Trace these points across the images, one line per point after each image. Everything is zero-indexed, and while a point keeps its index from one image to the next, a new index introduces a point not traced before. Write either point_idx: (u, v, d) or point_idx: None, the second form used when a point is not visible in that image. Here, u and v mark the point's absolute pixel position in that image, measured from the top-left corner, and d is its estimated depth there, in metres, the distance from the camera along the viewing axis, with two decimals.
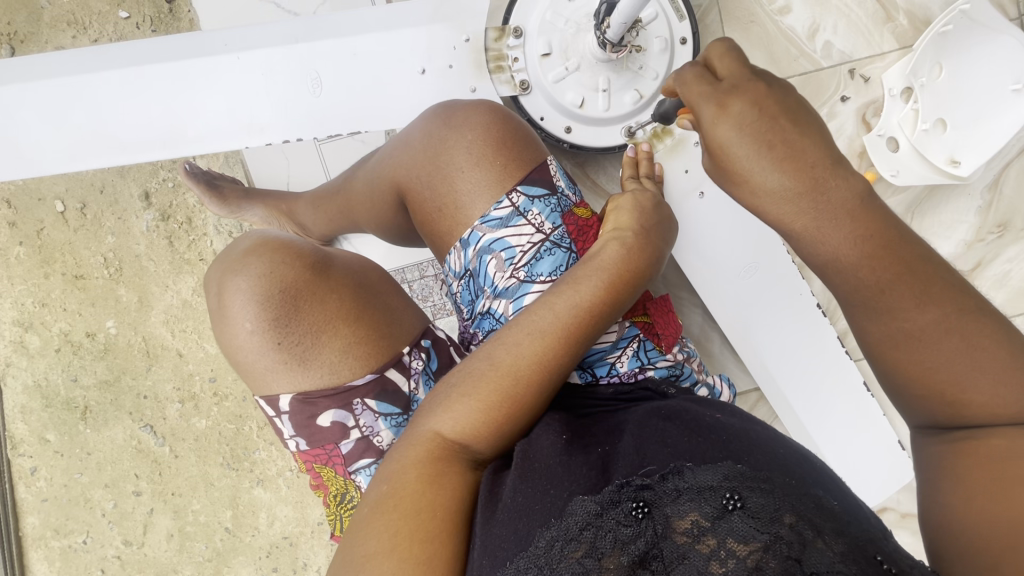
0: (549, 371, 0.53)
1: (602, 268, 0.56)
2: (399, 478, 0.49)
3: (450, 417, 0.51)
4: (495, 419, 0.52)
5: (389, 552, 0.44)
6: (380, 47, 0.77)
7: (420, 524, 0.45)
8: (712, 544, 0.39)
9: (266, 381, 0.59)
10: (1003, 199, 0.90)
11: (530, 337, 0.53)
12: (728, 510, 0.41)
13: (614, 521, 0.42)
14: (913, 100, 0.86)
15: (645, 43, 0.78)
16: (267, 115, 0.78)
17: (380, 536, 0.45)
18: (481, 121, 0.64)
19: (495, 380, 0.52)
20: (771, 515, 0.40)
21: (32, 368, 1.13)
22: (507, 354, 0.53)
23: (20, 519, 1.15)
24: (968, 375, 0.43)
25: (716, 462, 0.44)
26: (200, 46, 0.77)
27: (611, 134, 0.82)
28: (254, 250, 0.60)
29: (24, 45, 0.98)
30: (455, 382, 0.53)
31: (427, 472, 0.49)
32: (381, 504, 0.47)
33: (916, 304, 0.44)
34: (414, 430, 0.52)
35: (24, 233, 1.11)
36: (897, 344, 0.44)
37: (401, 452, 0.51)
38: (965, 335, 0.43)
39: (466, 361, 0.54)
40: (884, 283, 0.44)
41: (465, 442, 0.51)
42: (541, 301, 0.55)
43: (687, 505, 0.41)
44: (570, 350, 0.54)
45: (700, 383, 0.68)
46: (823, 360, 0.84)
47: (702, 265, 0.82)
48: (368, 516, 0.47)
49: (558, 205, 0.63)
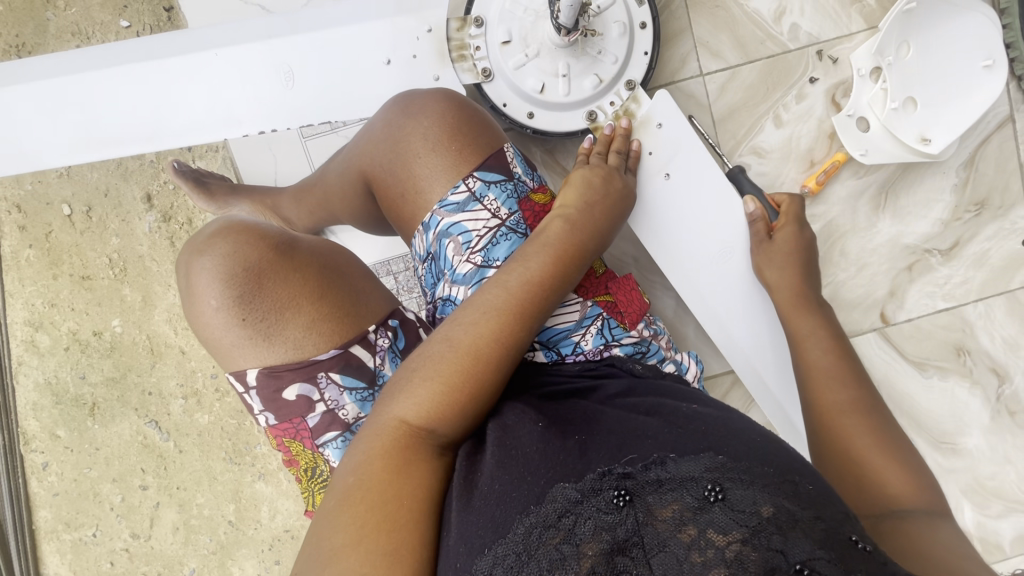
0: (506, 346, 0.54)
1: (548, 243, 0.59)
2: (366, 469, 0.48)
3: (412, 402, 0.51)
4: (454, 399, 0.52)
5: (354, 545, 0.43)
6: (351, 45, 0.80)
7: (382, 513, 0.45)
8: (692, 534, 0.40)
9: (233, 357, 0.61)
10: (980, 177, 0.88)
11: (484, 316, 0.54)
12: (710, 501, 0.41)
13: (594, 508, 0.42)
14: (882, 80, 0.83)
15: (603, 27, 0.80)
16: (245, 109, 0.81)
17: (346, 529, 0.44)
18: (440, 108, 0.66)
19: (455, 360, 0.53)
20: (750, 507, 0.40)
21: (44, 366, 1.18)
22: (464, 334, 0.54)
23: (34, 513, 1.20)
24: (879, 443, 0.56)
25: (697, 454, 0.44)
26: (181, 45, 0.80)
27: (574, 119, 0.83)
28: (220, 233, 0.62)
29: (31, 55, 1.03)
30: (416, 364, 0.54)
31: (394, 462, 0.48)
32: (348, 496, 0.46)
33: (844, 383, 0.62)
34: (378, 417, 0.52)
35: (34, 235, 1.16)
36: (830, 411, 0.60)
37: (367, 441, 0.50)
38: (873, 418, 0.58)
39: (427, 346, 0.55)
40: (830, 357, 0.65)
41: (430, 427, 0.51)
42: (498, 281, 0.56)
43: (668, 495, 0.42)
44: (524, 325, 0.55)
45: (667, 360, 0.69)
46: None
47: (675, 251, 0.83)
48: (334, 510, 0.46)
49: (514, 190, 0.64)
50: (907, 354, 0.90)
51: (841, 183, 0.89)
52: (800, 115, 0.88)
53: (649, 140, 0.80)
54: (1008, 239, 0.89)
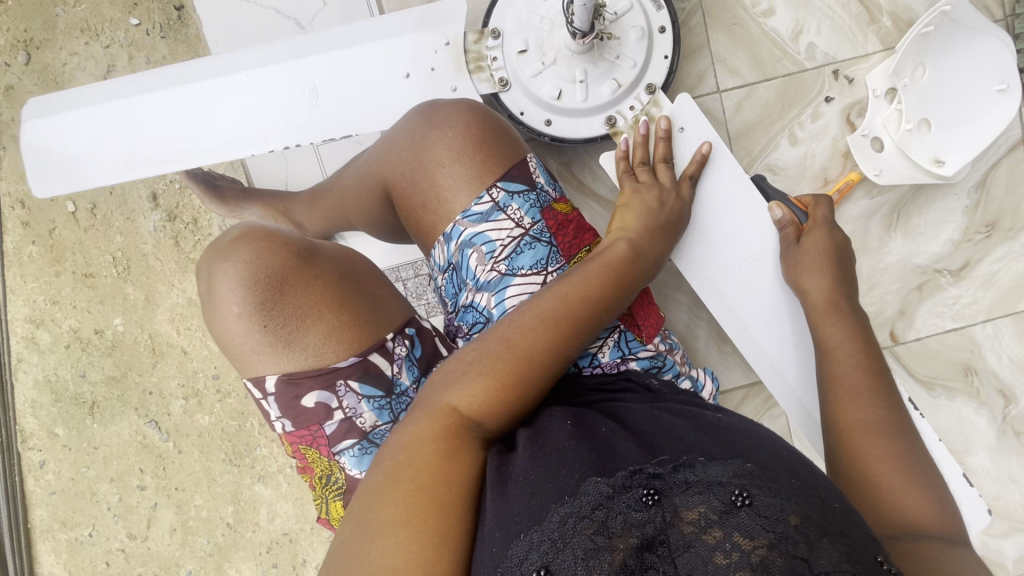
0: (563, 351, 0.55)
1: (608, 260, 0.60)
2: (417, 450, 0.48)
3: (467, 392, 0.51)
4: (505, 399, 0.52)
5: (403, 522, 0.43)
6: (369, 53, 0.80)
7: (434, 494, 0.45)
8: (717, 536, 0.40)
9: (253, 363, 0.61)
10: (992, 199, 0.88)
11: (544, 318, 0.55)
12: (736, 506, 0.41)
13: (624, 504, 0.43)
14: (898, 100, 0.84)
15: (620, 32, 0.80)
16: (272, 126, 0.81)
17: (395, 505, 0.44)
18: (462, 120, 0.66)
19: (512, 358, 0.53)
20: (777, 515, 0.41)
21: (43, 363, 1.17)
22: (523, 334, 0.54)
23: (30, 511, 1.19)
24: (899, 465, 0.56)
25: (726, 459, 0.45)
26: (219, 67, 0.81)
27: (591, 125, 0.83)
28: (242, 238, 0.62)
29: (40, 51, 1.03)
30: (470, 358, 0.54)
31: (445, 447, 0.48)
32: (397, 474, 0.46)
33: (872, 403, 0.60)
34: (429, 403, 0.52)
35: (36, 232, 1.15)
36: (853, 430, 0.59)
37: (418, 424, 0.50)
38: (897, 439, 0.57)
39: (481, 343, 0.55)
40: (860, 376, 0.62)
41: (481, 420, 0.51)
42: (552, 289, 0.57)
43: (695, 497, 0.42)
44: (580, 330, 0.56)
45: (683, 375, 0.69)
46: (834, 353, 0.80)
47: (700, 260, 0.81)
48: (384, 484, 0.46)
49: (537, 201, 0.65)
50: (915, 372, 0.91)
51: (854, 203, 0.89)
52: (815, 133, 0.89)
53: (678, 147, 0.80)
54: (1017, 261, 0.89)
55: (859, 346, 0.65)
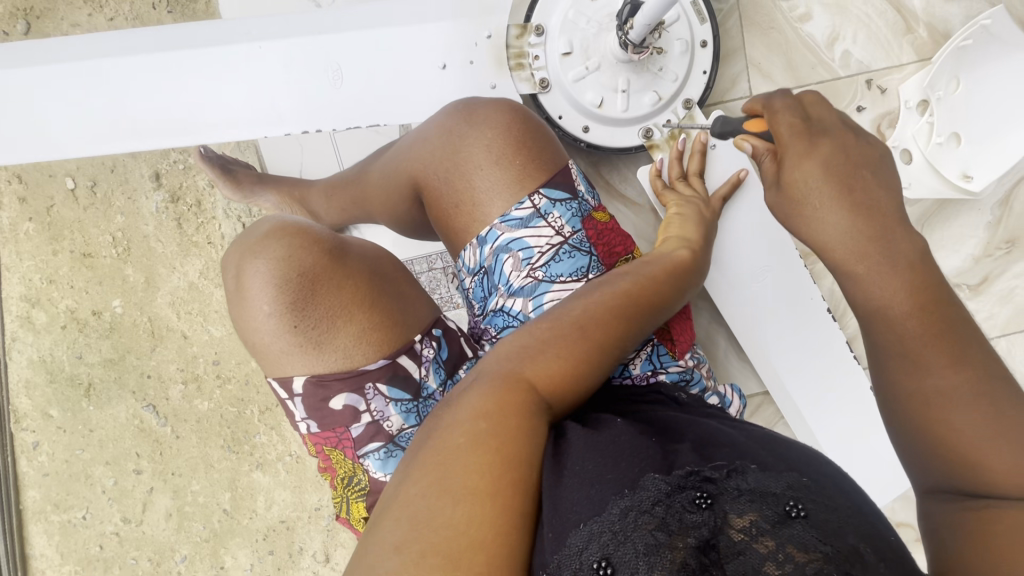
0: (627, 342, 0.54)
1: (664, 264, 0.62)
2: (496, 418, 0.45)
3: (542, 369, 0.49)
4: (574, 381, 0.51)
5: (490, 490, 0.40)
6: (397, 44, 0.77)
7: (516, 470, 0.42)
8: (771, 545, 0.38)
9: (280, 363, 0.60)
10: (1013, 215, 0.89)
11: (612, 308, 0.54)
12: (791, 517, 0.39)
13: (680, 505, 0.41)
14: (930, 114, 0.84)
15: (666, 44, 0.79)
16: (287, 105, 0.79)
17: (480, 472, 0.41)
18: (499, 120, 0.64)
19: (584, 341, 0.51)
20: (834, 531, 0.39)
21: (38, 343, 1.14)
22: (594, 318, 0.53)
23: (22, 493, 1.16)
24: (996, 440, 0.39)
25: (780, 471, 0.43)
26: (220, 35, 0.77)
27: (629, 135, 0.82)
28: (274, 233, 0.60)
29: (40, 20, 0.99)
30: (543, 336, 0.52)
31: (522, 422, 0.45)
32: (481, 440, 0.43)
33: (943, 363, 0.42)
34: (498, 374, 0.49)
35: (34, 209, 1.12)
36: (927, 404, 0.42)
37: (491, 392, 0.47)
38: (992, 402, 0.41)
39: (553, 322, 0.53)
40: (927, 336, 0.43)
41: (549, 400, 0.49)
42: (619, 282, 0.57)
43: (747, 505, 0.40)
44: (642, 328, 0.56)
45: (710, 390, 0.69)
46: (821, 347, 0.84)
47: (717, 270, 0.83)
48: (466, 448, 0.42)
49: (579, 209, 0.63)
50: None
51: None
52: None
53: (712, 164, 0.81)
54: None
55: (919, 295, 0.45)
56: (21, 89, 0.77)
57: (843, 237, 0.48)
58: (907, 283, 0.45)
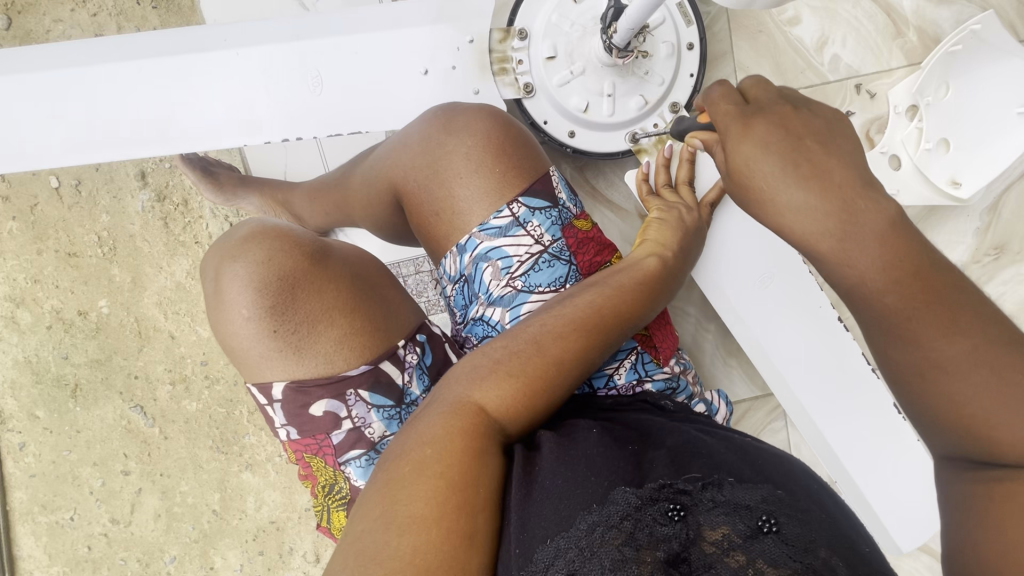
0: (589, 360, 0.54)
1: (637, 272, 0.61)
2: (444, 444, 0.46)
3: (495, 393, 0.50)
4: (531, 401, 0.51)
5: (435, 519, 0.42)
6: (381, 47, 0.76)
7: (463, 495, 0.43)
8: (741, 559, 0.37)
9: (259, 368, 0.59)
10: (1001, 222, 0.88)
11: (571, 326, 0.54)
12: (762, 531, 0.38)
13: (650, 518, 0.41)
14: (919, 118, 0.83)
15: (652, 48, 0.77)
16: (267, 112, 0.77)
17: (425, 500, 0.43)
18: (482, 126, 0.63)
19: (539, 363, 0.52)
20: (806, 546, 0.37)
21: (24, 344, 1.13)
22: (552, 339, 0.53)
23: (9, 493, 1.15)
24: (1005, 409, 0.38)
25: (755, 483, 0.42)
26: (199, 42, 0.75)
27: (615, 140, 0.81)
28: (253, 237, 0.59)
29: (22, 15, 0.97)
30: (496, 358, 0.52)
31: (472, 448, 0.47)
32: (426, 467, 0.44)
33: (942, 331, 0.41)
34: (453, 398, 0.50)
35: (18, 208, 1.10)
36: (926, 377, 0.41)
37: (442, 419, 0.48)
38: (996, 369, 0.39)
39: (510, 342, 0.54)
40: (916, 306, 0.41)
41: (503, 422, 0.50)
42: (583, 298, 0.57)
43: (720, 518, 0.40)
44: (607, 343, 0.56)
45: (696, 397, 0.68)
46: (833, 359, 0.82)
47: (719, 274, 0.82)
48: (412, 476, 0.44)
49: (559, 218, 0.62)
50: None
51: None
52: None
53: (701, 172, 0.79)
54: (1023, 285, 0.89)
55: (901, 266, 0.42)
56: None
57: (805, 216, 0.44)
58: (888, 254, 0.42)
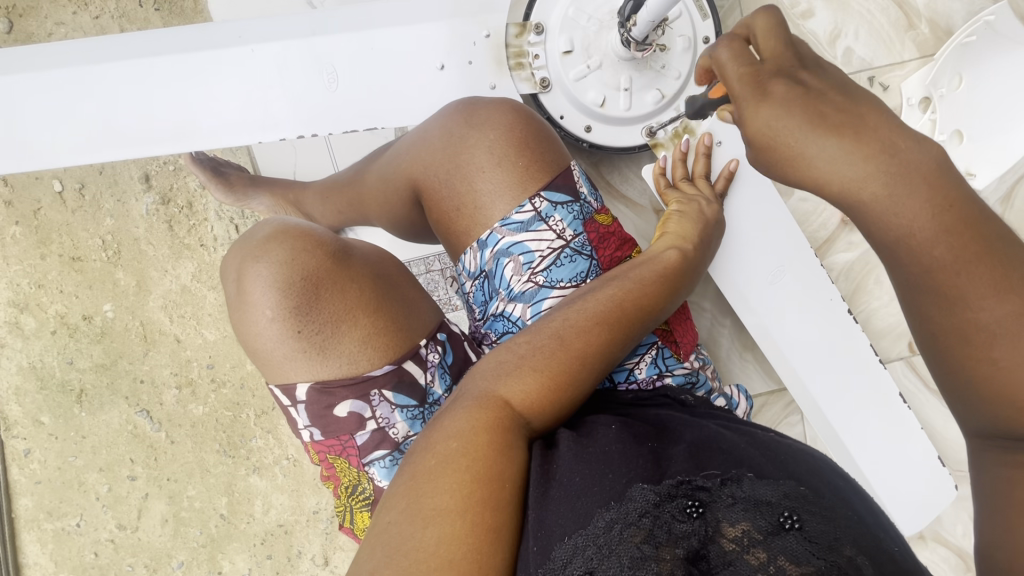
0: (611, 354, 0.54)
1: (656, 265, 0.61)
2: (470, 437, 0.46)
3: (519, 387, 0.50)
4: (556, 396, 0.51)
5: (461, 511, 0.42)
6: (394, 44, 0.75)
7: (489, 487, 0.43)
8: (762, 557, 0.36)
9: (282, 369, 0.58)
10: (1014, 212, 0.88)
11: (594, 319, 0.54)
12: (784, 529, 0.38)
13: (669, 515, 0.40)
14: (931, 110, 0.84)
15: (669, 41, 0.77)
16: (281, 110, 0.77)
17: (451, 493, 0.42)
18: (502, 122, 0.63)
19: (563, 357, 0.51)
20: (830, 543, 0.37)
21: (28, 349, 1.12)
22: (574, 332, 0.53)
23: (13, 500, 1.14)
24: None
25: (778, 480, 0.42)
26: (215, 39, 0.75)
27: (631, 134, 0.81)
28: (274, 237, 0.59)
29: (23, 19, 0.96)
30: (521, 352, 0.52)
31: (498, 442, 0.46)
32: (453, 460, 0.44)
33: (991, 292, 0.38)
34: (478, 393, 0.50)
35: (20, 212, 1.09)
36: (968, 337, 0.38)
37: (467, 413, 0.48)
38: None
39: (533, 336, 0.53)
40: (960, 263, 0.38)
41: (528, 416, 0.50)
42: (605, 291, 0.56)
43: (740, 514, 0.39)
44: (628, 337, 0.55)
45: (716, 392, 0.68)
46: (844, 349, 0.82)
47: (733, 269, 0.81)
48: (438, 469, 0.44)
49: (581, 212, 0.62)
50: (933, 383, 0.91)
51: None
52: None
53: (714, 163, 0.80)
54: None
55: (935, 224, 0.38)
56: (8, 96, 0.74)
57: (843, 170, 0.39)
58: (936, 201, 0.38)
